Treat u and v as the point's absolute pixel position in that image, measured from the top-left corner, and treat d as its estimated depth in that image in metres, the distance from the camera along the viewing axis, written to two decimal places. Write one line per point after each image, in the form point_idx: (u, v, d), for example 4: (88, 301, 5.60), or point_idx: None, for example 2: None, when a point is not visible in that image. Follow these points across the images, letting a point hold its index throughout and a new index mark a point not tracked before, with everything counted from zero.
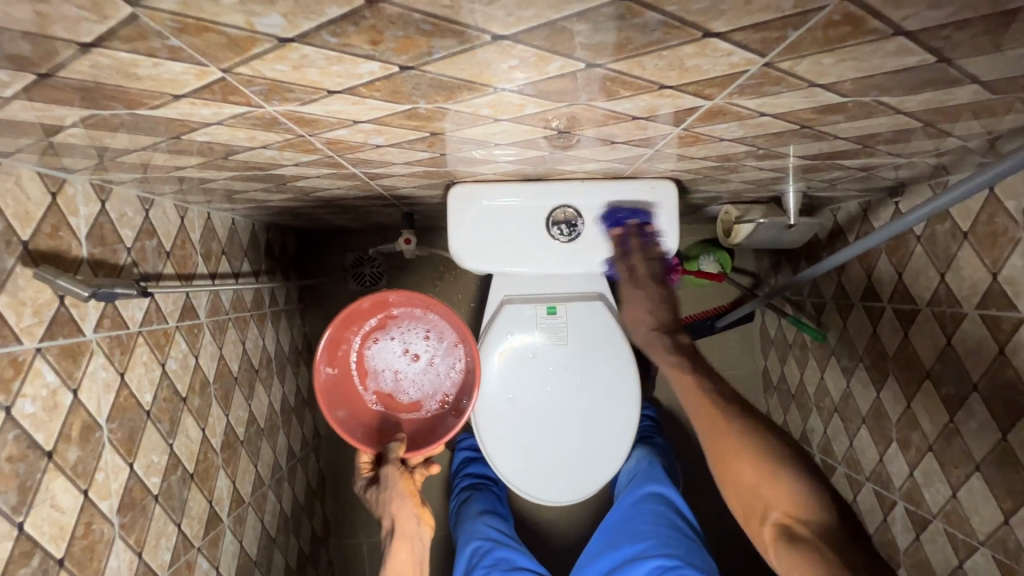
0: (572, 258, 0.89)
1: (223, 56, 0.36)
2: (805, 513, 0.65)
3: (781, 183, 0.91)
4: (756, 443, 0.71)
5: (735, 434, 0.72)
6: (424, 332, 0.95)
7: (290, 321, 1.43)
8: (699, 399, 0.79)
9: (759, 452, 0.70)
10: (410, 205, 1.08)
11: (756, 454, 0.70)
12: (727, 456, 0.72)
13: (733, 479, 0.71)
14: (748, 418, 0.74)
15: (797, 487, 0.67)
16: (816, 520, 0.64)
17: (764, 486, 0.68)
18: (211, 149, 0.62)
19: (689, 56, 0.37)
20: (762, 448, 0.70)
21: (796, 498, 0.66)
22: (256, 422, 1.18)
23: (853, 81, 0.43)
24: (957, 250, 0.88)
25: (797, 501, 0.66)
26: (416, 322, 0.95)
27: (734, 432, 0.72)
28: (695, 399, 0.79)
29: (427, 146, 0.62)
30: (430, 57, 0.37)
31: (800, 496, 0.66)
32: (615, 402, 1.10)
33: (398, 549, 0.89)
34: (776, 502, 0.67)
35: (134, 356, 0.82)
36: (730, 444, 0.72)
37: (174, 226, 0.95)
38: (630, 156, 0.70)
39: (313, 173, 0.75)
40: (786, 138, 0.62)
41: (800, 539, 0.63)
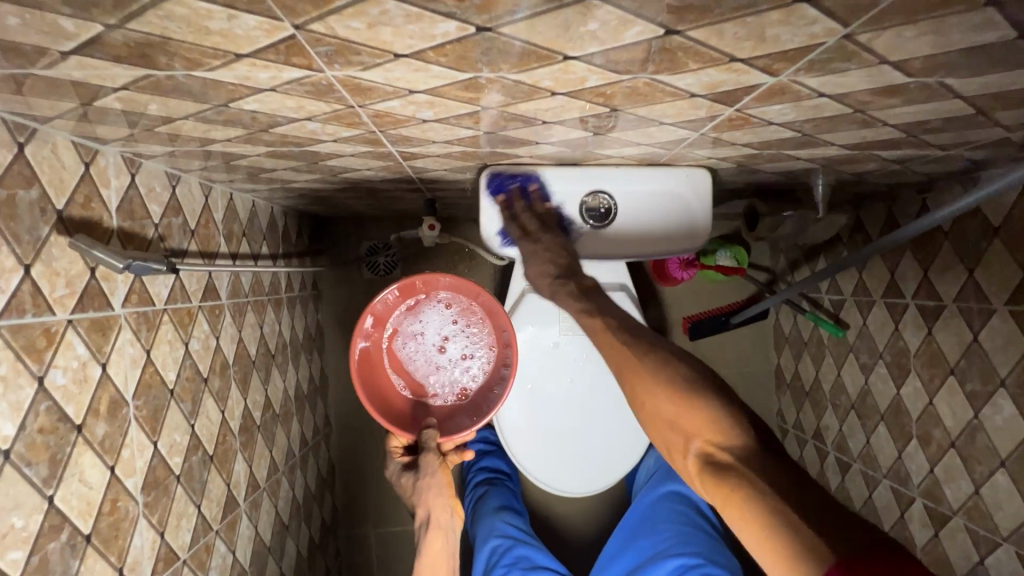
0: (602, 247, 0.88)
1: (302, 9, 0.35)
2: (721, 436, 0.58)
3: (812, 175, 0.91)
4: (670, 374, 0.63)
5: (645, 363, 0.66)
6: (474, 345, 0.98)
7: (305, 308, 1.42)
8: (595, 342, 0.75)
9: (667, 379, 0.63)
10: (435, 190, 1.07)
11: (662, 383, 0.63)
12: (639, 391, 0.65)
13: (650, 412, 0.64)
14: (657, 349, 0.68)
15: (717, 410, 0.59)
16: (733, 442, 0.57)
17: (681, 414, 0.60)
18: (254, 119, 0.61)
19: (773, 24, 0.37)
20: (672, 378, 0.63)
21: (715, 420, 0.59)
22: (272, 407, 1.17)
23: (925, 59, 0.43)
24: (987, 246, 0.88)
25: (712, 423, 0.59)
26: (477, 333, 0.98)
27: (642, 364, 0.66)
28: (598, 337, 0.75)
29: (473, 122, 0.61)
30: (512, 18, 0.36)
31: (717, 420, 0.59)
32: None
33: (431, 538, 0.88)
34: (696, 429, 0.59)
35: (159, 333, 0.81)
36: (643, 373, 0.65)
37: (199, 204, 0.94)
38: (672, 140, 0.69)
39: (349, 150, 0.74)
40: (834, 123, 0.61)
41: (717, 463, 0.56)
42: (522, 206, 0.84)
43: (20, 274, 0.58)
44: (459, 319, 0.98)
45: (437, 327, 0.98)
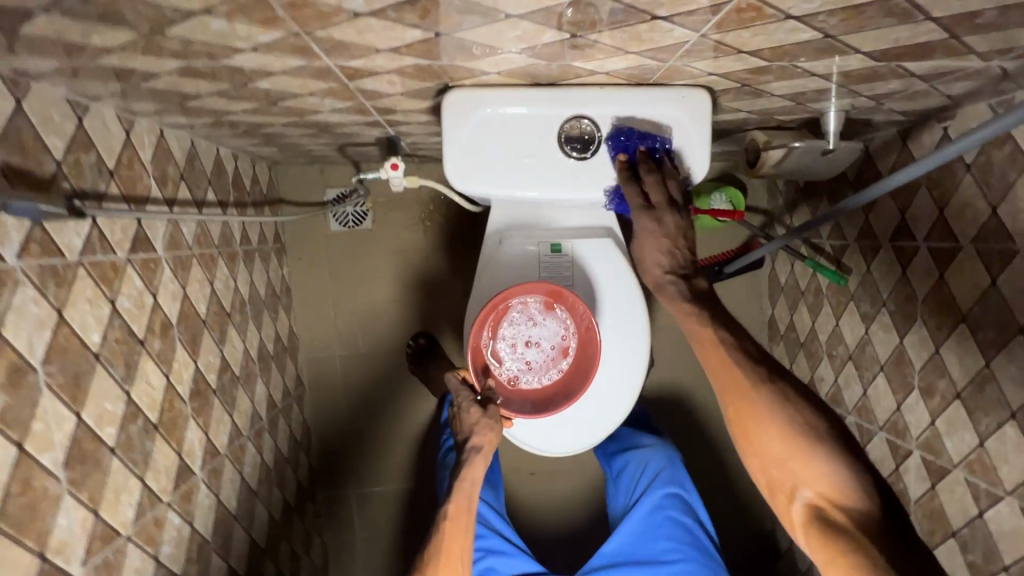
0: (582, 180, 0.76)
1: None
2: (839, 495, 0.63)
3: (823, 99, 0.80)
4: (785, 415, 0.67)
5: (760, 398, 0.68)
6: (557, 356, 0.98)
7: (266, 262, 1.31)
8: (709, 350, 0.73)
9: (788, 423, 0.67)
10: (397, 125, 0.94)
11: (779, 426, 0.67)
12: (749, 430, 0.69)
13: (760, 456, 0.69)
14: (774, 380, 0.69)
15: (832, 466, 0.64)
16: (854, 506, 0.62)
17: (794, 462, 0.66)
18: (138, 16, 0.48)
19: None
20: (788, 422, 0.67)
21: (833, 478, 0.64)
22: (230, 369, 1.08)
23: None
24: (1015, 179, 0.78)
25: (830, 481, 0.64)
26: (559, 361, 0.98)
27: (761, 401, 0.68)
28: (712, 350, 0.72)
29: (419, 17, 0.49)
30: None
31: (841, 479, 0.64)
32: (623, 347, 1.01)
33: (474, 462, 0.87)
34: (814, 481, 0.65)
35: (74, 290, 0.70)
36: (747, 415, 0.69)
37: (118, 140, 0.81)
38: (666, 46, 0.57)
39: (278, 64, 0.61)
40: (864, 17, 0.50)
41: (834, 526, 0.62)
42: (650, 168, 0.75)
43: None
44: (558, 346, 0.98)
45: (541, 334, 0.97)
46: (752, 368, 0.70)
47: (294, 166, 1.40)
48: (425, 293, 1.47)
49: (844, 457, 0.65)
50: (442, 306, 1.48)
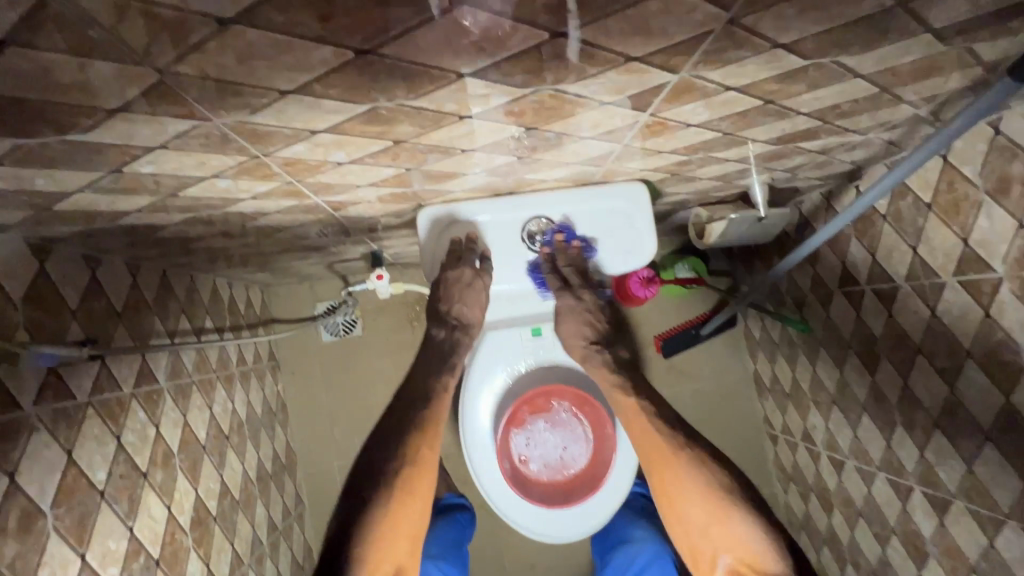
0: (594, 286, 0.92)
1: (160, 50, 0.33)
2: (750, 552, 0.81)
3: (745, 176, 0.93)
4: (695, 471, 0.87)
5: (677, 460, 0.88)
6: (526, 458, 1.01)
7: (262, 380, 1.35)
8: (635, 421, 0.92)
9: (707, 497, 0.85)
10: (380, 240, 1.05)
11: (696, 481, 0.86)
12: (674, 494, 0.88)
13: (681, 521, 0.87)
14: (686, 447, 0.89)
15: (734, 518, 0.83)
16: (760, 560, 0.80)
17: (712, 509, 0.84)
18: (158, 185, 0.57)
19: (655, 14, 0.36)
20: (708, 495, 0.85)
21: (736, 536, 0.82)
22: (230, 493, 1.08)
23: (815, 38, 0.43)
24: (924, 223, 0.89)
25: (737, 537, 0.82)
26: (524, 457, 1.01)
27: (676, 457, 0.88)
28: (634, 423, 0.93)
29: (392, 159, 0.59)
30: (387, 35, 0.34)
31: (754, 545, 0.81)
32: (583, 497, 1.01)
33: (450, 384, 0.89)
34: (731, 548, 0.83)
35: (83, 430, 0.73)
36: (672, 484, 0.88)
37: (124, 286, 0.88)
38: (598, 156, 0.69)
39: (273, 206, 0.72)
40: (750, 118, 0.62)
41: None
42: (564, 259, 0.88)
43: None
44: (533, 463, 1.02)
45: (550, 459, 1.02)
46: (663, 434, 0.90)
47: (285, 286, 1.48)
48: None
49: (723, 516, 0.84)
50: None
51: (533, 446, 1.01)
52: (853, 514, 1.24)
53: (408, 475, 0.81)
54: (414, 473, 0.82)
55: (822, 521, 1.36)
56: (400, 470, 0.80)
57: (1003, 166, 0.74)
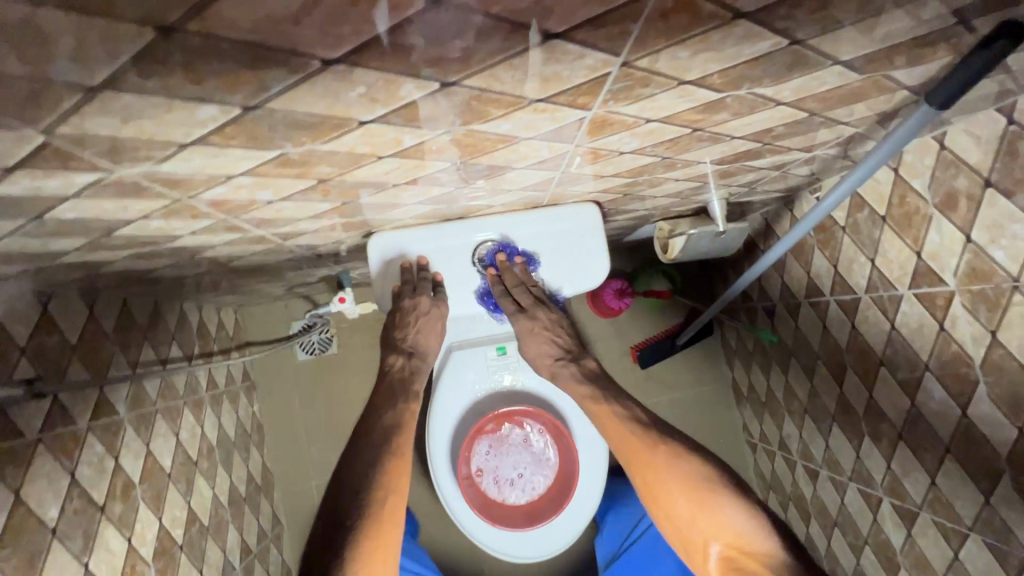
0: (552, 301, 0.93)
1: (35, 115, 0.32)
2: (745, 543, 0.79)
3: (702, 192, 0.93)
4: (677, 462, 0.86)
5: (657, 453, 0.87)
6: (484, 466, 1.02)
7: (235, 403, 1.34)
8: (608, 422, 0.91)
9: (693, 487, 0.84)
10: (342, 262, 1.05)
11: (677, 473, 0.85)
12: (656, 488, 0.86)
13: (670, 515, 0.86)
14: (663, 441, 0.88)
15: (726, 509, 0.82)
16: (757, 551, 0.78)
17: (699, 499, 0.83)
18: (89, 228, 0.57)
19: (542, 63, 0.36)
20: (694, 484, 0.84)
21: (729, 527, 0.81)
22: (198, 520, 1.07)
23: (720, 74, 0.43)
24: (880, 235, 0.89)
25: (729, 528, 0.81)
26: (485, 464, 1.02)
27: (655, 453, 0.87)
28: (609, 422, 0.92)
29: (323, 195, 0.59)
30: (268, 93, 0.34)
31: (744, 530, 0.80)
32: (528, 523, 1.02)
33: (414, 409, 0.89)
34: (720, 535, 0.81)
35: (32, 468, 0.73)
36: (657, 476, 0.86)
37: (81, 318, 0.88)
38: (540, 182, 0.69)
39: (218, 239, 0.71)
40: (683, 143, 0.62)
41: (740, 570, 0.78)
42: (512, 277, 0.86)
43: None
44: (490, 474, 1.02)
45: (507, 474, 1.03)
46: (637, 430, 0.89)
47: (259, 306, 1.47)
48: None
49: (714, 504, 0.82)
50: None
51: (496, 456, 1.02)
52: (828, 524, 1.23)
53: (390, 503, 0.79)
54: (396, 501, 0.80)
55: (800, 530, 1.35)
56: (384, 498, 0.79)
57: (949, 180, 0.74)
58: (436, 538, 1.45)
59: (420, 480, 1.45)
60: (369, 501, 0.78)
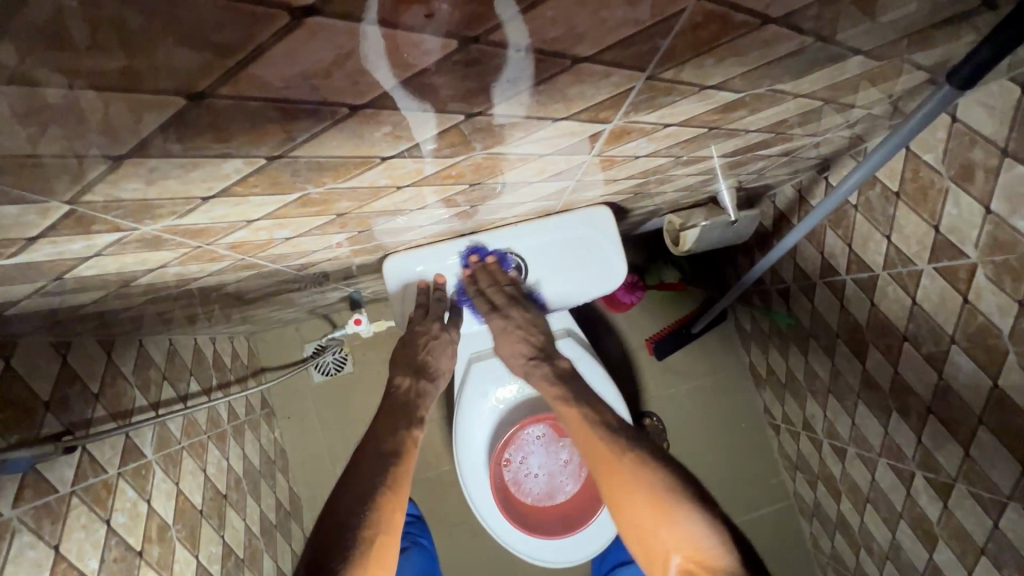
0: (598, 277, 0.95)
1: (60, 187, 0.31)
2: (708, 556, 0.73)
3: (712, 183, 0.92)
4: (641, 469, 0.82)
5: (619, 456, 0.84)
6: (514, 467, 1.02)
7: (257, 430, 1.34)
8: (568, 415, 0.90)
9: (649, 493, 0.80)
10: (354, 283, 1.04)
11: (636, 478, 0.82)
12: (619, 488, 0.83)
13: (633, 517, 0.82)
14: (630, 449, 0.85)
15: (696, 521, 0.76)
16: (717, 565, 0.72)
17: (659, 507, 0.78)
18: (108, 281, 0.56)
19: (569, 85, 0.35)
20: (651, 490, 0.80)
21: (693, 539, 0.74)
22: (234, 553, 1.07)
23: (743, 76, 0.42)
24: (894, 211, 0.89)
25: (690, 540, 0.75)
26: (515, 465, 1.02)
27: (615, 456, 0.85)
28: (573, 421, 0.90)
29: (341, 227, 0.58)
30: (295, 142, 0.33)
31: (700, 541, 0.74)
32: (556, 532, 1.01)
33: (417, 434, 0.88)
34: (678, 544, 0.76)
35: (68, 522, 0.73)
36: (615, 476, 0.84)
37: (99, 364, 0.88)
38: (554, 192, 0.68)
39: (234, 277, 0.71)
40: (699, 142, 0.61)
41: None
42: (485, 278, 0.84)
43: None
44: (519, 474, 1.03)
45: (535, 477, 1.04)
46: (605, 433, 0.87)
47: (270, 331, 1.46)
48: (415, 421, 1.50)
49: (677, 514, 0.77)
50: (433, 431, 1.46)
51: (526, 459, 1.03)
52: (861, 500, 1.23)
53: (381, 540, 0.75)
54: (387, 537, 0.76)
55: (832, 506, 1.36)
56: (373, 538, 0.75)
57: (964, 152, 0.73)
58: (469, 546, 1.45)
59: (448, 490, 1.45)
60: (359, 538, 0.74)
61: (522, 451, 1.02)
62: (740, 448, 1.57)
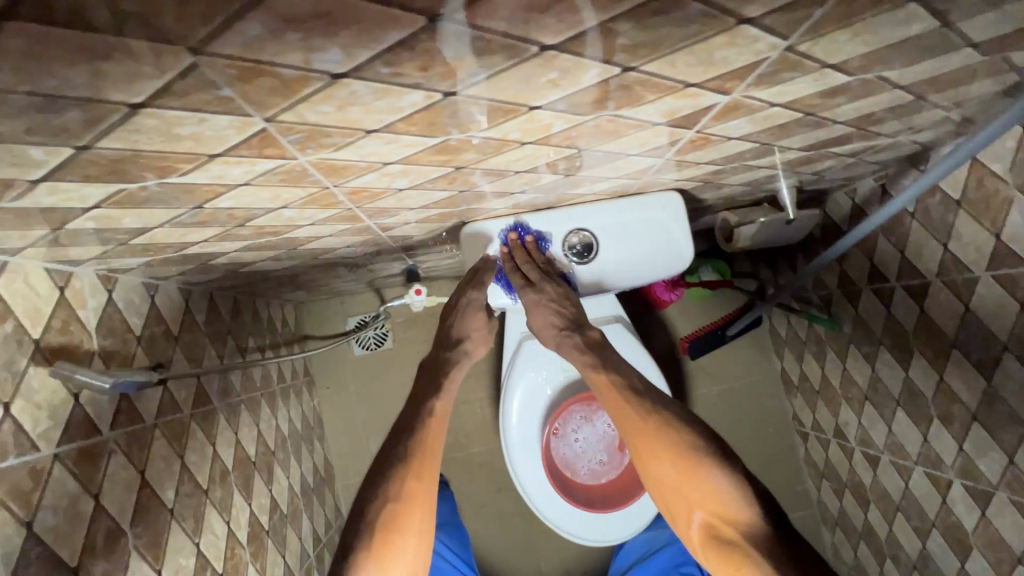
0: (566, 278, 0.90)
1: (272, 102, 0.35)
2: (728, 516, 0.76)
3: (775, 180, 0.95)
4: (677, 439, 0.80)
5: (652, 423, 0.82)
6: (562, 434, 1.04)
7: (300, 396, 1.38)
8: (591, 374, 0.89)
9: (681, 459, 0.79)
10: (416, 255, 1.08)
11: (677, 451, 0.80)
12: (648, 460, 0.82)
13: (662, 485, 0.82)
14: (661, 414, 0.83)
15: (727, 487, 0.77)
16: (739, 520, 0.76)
17: (695, 480, 0.78)
18: (231, 217, 0.60)
19: (720, 47, 0.39)
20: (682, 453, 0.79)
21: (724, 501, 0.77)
22: (279, 508, 1.11)
23: (863, 57, 0.46)
24: (954, 219, 0.91)
25: (723, 503, 0.77)
26: (564, 433, 1.04)
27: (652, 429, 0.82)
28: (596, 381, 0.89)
29: (447, 183, 0.62)
30: (475, 79, 0.37)
31: (728, 501, 0.77)
32: (589, 508, 1.03)
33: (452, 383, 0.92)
34: (704, 504, 0.78)
35: (152, 451, 0.76)
36: (650, 445, 0.82)
37: (179, 309, 0.92)
38: (639, 170, 0.72)
39: (328, 230, 0.74)
40: (789, 129, 0.64)
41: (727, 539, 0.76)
42: (522, 256, 0.87)
43: None
44: (564, 442, 1.04)
45: (577, 446, 1.05)
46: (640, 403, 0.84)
47: (317, 302, 1.51)
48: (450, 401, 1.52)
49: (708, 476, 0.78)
50: (467, 413, 1.49)
51: (575, 429, 1.04)
52: (890, 509, 1.24)
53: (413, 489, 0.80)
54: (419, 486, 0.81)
55: (858, 516, 1.37)
56: (407, 487, 0.80)
57: None
58: (494, 527, 1.48)
59: (477, 471, 1.48)
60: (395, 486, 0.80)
61: (573, 420, 1.03)
62: (766, 453, 1.59)
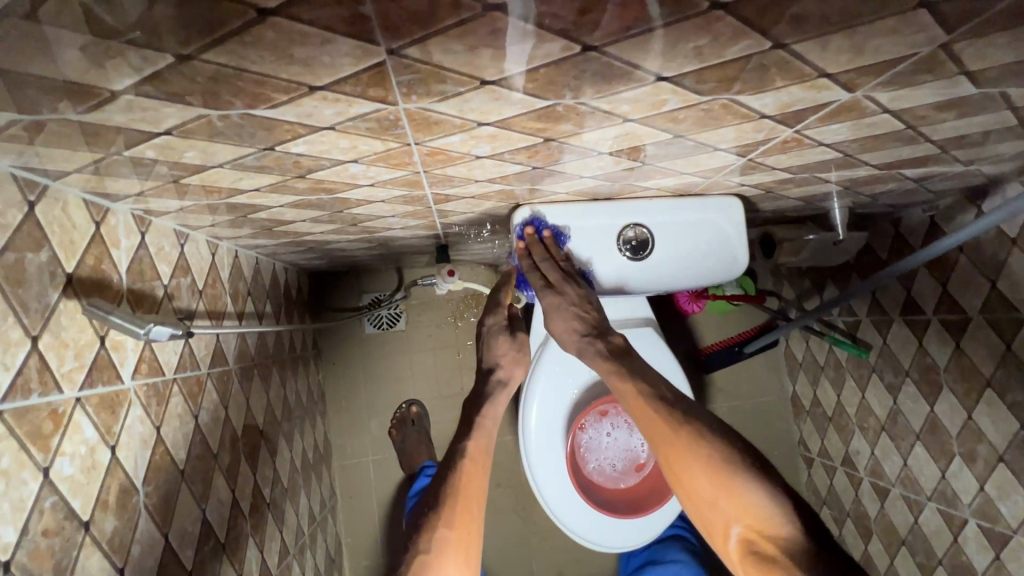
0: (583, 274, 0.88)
1: (408, 31, 0.32)
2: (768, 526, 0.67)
3: (830, 198, 0.93)
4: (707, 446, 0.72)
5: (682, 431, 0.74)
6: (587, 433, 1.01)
7: (306, 369, 1.33)
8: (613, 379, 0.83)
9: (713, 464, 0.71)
10: (451, 236, 1.04)
11: (707, 462, 0.71)
12: (676, 469, 0.75)
13: (692, 495, 0.74)
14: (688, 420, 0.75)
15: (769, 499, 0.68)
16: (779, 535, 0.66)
17: (727, 492, 0.70)
18: (295, 166, 0.56)
19: (881, 33, 0.36)
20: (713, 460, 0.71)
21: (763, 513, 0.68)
22: (280, 482, 1.06)
23: (1001, 67, 0.44)
24: (1006, 257, 0.89)
25: (762, 516, 0.68)
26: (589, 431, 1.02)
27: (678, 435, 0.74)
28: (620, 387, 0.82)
29: (526, 156, 0.59)
30: (626, 34, 0.35)
31: (765, 511, 0.68)
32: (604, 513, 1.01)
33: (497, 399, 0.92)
34: (741, 516, 0.69)
35: (170, 406, 0.72)
36: (675, 451, 0.74)
37: (206, 263, 0.87)
38: (715, 167, 0.69)
39: (382, 196, 0.71)
40: (881, 141, 0.62)
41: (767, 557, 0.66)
42: (540, 252, 0.85)
43: (27, 348, 0.51)
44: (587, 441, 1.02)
45: (598, 447, 1.04)
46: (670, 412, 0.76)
47: (333, 275, 1.46)
48: (458, 390, 1.48)
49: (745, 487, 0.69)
50: None
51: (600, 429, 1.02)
52: (895, 543, 1.23)
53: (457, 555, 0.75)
54: (462, 554, 0.75)
55: (857, 546, 1.36)
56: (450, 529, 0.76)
57: None
58: (490, 522, 1.45)
59: None
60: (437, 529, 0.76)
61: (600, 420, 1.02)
62: None
